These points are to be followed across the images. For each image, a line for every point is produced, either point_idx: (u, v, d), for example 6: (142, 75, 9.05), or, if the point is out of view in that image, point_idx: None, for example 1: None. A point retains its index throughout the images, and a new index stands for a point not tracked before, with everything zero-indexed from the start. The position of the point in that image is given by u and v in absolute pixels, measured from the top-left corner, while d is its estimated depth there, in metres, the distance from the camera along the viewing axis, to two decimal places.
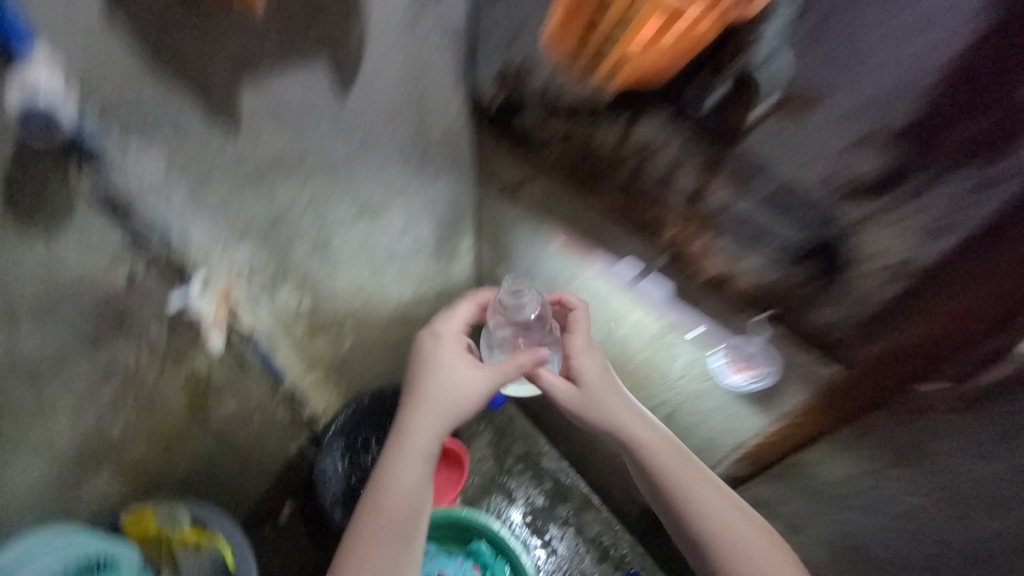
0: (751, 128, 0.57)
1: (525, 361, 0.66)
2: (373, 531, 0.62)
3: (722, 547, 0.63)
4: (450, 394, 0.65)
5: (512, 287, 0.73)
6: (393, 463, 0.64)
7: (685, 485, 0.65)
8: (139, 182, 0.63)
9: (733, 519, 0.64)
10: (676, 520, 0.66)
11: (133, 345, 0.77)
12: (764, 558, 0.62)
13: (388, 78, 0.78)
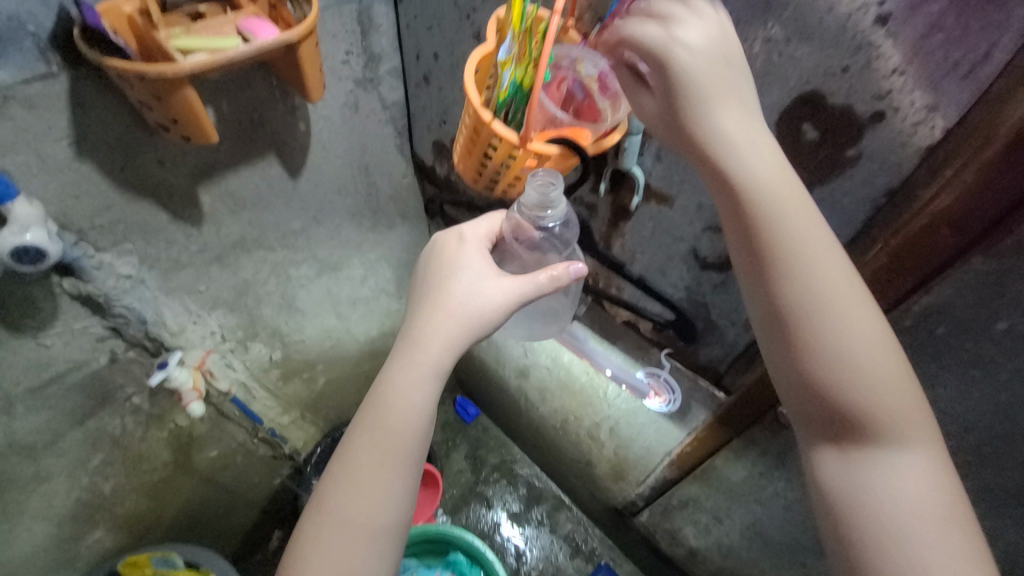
0: (631, 215, 0.66)
1: (561, 274, 0.46)
2: (363, 457, 0.41)
3: (842, 364, 0.38)
4: (471, 297, 0.45)
5: (539, 183, 0.46)
6: (395, 378, 0.43)
7: (799, 253, 0.38)
8: (113, 281, 0.72)
9: (865, 327, 0.38)
10: (776, 309, 0.40)
11: (118, 413, 0.85)
12: (898, 394, 0.39)
13: (334, 161, 0.89)
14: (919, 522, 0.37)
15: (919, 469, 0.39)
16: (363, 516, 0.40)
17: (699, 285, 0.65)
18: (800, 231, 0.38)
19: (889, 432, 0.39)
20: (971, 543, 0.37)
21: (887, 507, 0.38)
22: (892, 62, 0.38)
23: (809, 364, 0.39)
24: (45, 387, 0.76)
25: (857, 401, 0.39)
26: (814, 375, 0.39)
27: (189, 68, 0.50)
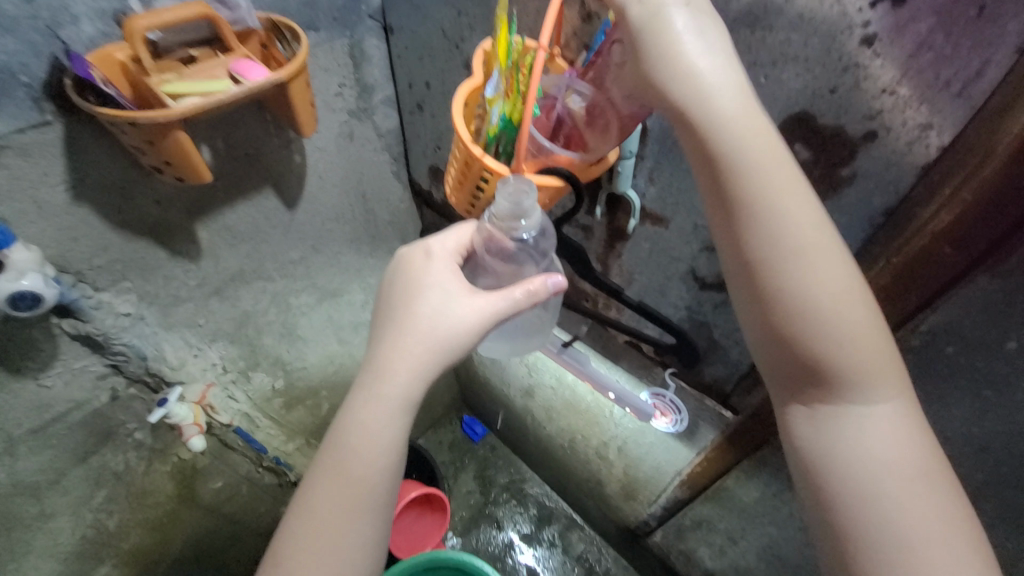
0: (628, 236, 0.65)
1: (538, 288, 0.43)
2: (324, 505, 0.41)
3: (808, 312, 0.37)
4: (439, 320, 0.42)
5: (511, 190, 0.43)
6: (355, 422, 0.42)
7: (758, 197, 0.37)
8: (112, 320, 0.74)
9: (831, 269, 0.37)
10: (741, 257, 0.38)
11: (121, 449, 0.85)
12: (868, 341, 0.37)
13: (332, 190, 0.89)
14: (887, 470, 0.36)
15: (889, 418, 0.38)
16: (326, 565, 0.40)
17: (700, 305, 0.64)
18: (757, 177, 0.37)
19: (858, 381, 0.37)
20: (943, 492, 0.36)
21: (858, 458, 0.37)
22: (880, 81, 0.37)
23: (773, 313, 0.38)
24: (47, 427, 0.77)
25: (824, 350, 0.37)
26: (778, 323, 0.38)
27: (177, 113, 0.50)
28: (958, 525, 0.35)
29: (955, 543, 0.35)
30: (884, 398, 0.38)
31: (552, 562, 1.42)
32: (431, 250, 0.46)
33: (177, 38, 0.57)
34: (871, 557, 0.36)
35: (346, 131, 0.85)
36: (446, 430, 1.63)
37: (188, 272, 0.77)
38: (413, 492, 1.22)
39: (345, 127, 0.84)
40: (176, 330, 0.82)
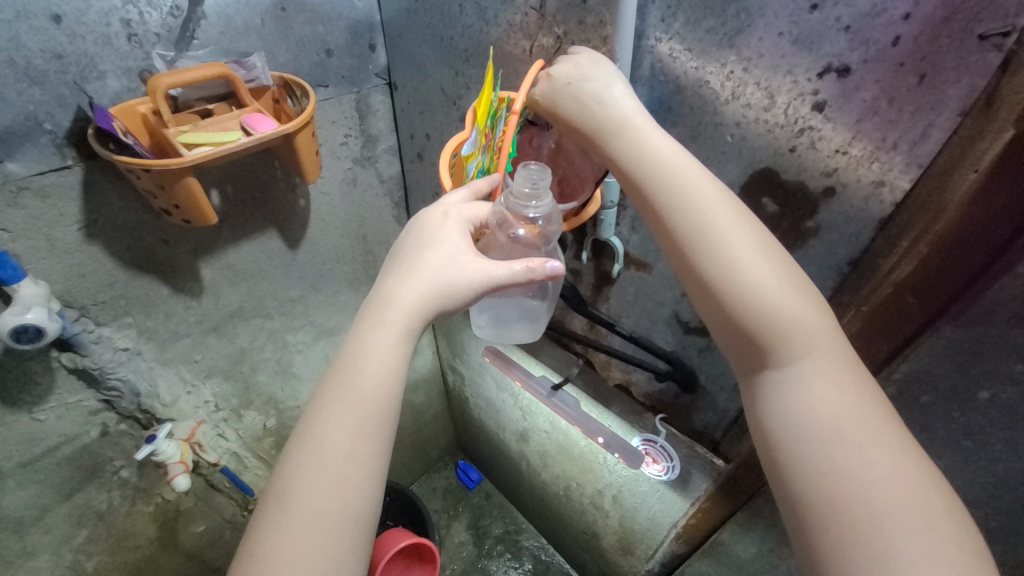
0: (615, 280, 0.67)
1: (537, 267, 0.43)
2: (330, 433, 0.40)
3: (735, 288, 0.37)
4: (445, 268, 0.44)
5: (529, 173, 0.45)
6: (363, 347, 0.43)
7: (671, 183, 0.40)
8: (110, 354, 0.74)
9: (753, 239, 0.38)
10: (667, 240, 0.41)
11: (105, 488, 0.84)
12: (796, 312, 0.37)
13: (334, 231, 0.93)
14: (832, 441, 0.35)
15: (832, 384, 0.36)
16: (321, 489, 0.39)
17: (685, 349, 0.64)
18: (671, 170, 0.40)
19: (791, 352, 0.37)
20: (895, 456, 0.34)
21: (801, 432, 0.36)
22: (834, 142, 0.40)
23: (703, 296, 0.39)
24: (34, 461, 0.75)
25: (751, 322, 0.37)
26: (706, 302, 0.39)
27: (189, 160, 0.54)
28: (912, 494, 0.33)
29: (914, 508, 0.32)
30: (824, 368, 0.36)
31: None
32: (444, 212, 0.47)
33: (197, 94, 0.62)
34: (831, 536, 0.34)
35: (350, 177, 0.90)
36: (441, 476, 1.63)
37: (189, 307, 0.79)
38: (403, 542, 1.16)
39: (349, 173, 0.89)
40: (174, 365, 0.83)
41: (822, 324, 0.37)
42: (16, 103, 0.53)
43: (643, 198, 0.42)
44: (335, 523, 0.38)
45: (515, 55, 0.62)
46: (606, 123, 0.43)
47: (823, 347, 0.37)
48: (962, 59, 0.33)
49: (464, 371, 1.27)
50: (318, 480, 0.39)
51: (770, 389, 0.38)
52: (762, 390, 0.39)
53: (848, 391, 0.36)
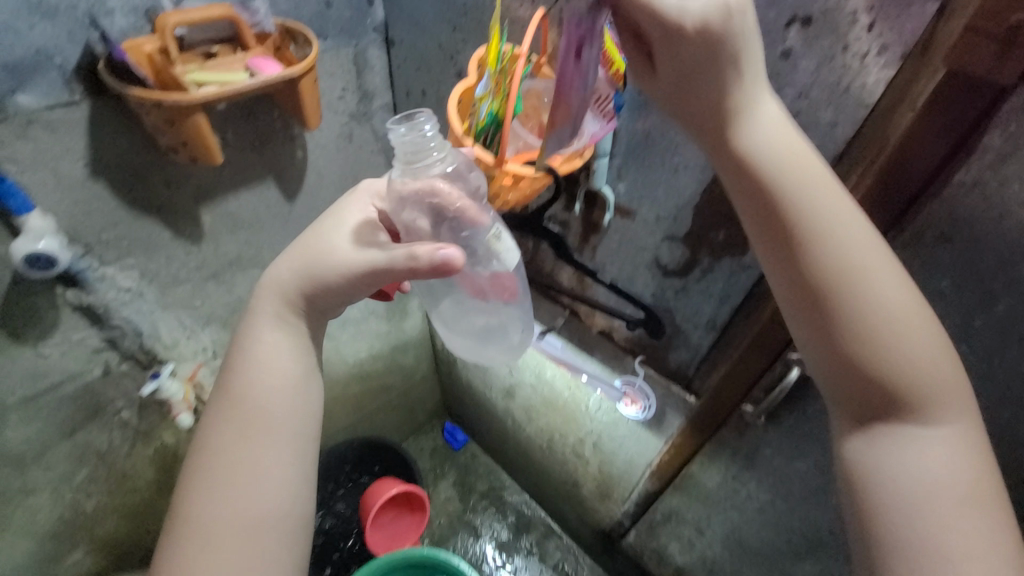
0: (601, 229, 0.72)
1: (419, 253, 0.44)
2: (223, 433, 0.50)
3: (886, 341, 0.42)
4: (325, 263, 0.49)
5: (406, 130, 0.47)
6: (254, 353, 0.52)
7: (824, 221, 0.41)
8: (114, 293, 0.76)
9: (900, 294, 0.42)
10: (792, 273, 0.43)
11: (106, 428, 0.87)
12: (946, 380, 0.42)
13: (332, 186, 0.96)
14: (947, 486, 0.41)
15: (961, 448, 0.42)
16: (218, 479, 0.48)
17: (663, 292, 0.70)
18: (826, 221, 0.42)
19: (933, 411, 0.42)
20: (999, 512, 0.41)
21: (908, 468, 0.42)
22: (797, 88, 0.46)
23: (850, 336, 0.42)
24: (39, 398, 0.77)
25: (900, 373, 0.42)
26: (848, 341, 0.42)
27: (198, 98, 0.57)
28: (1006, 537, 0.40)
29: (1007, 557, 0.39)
30: (954, 433, 0.43)
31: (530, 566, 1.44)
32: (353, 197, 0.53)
33: (202, 35, 0.64)
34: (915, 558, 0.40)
35: (347, 132, 0.92)
36: (429, 437, 1.69)
37: (189, 253, 0.82)
38: (393, 490, 1.22)
39: (346, 128, 0.91)
40: (175, 311, 0.86)
41: (954, 399, 0.43)
42: (26, 35, 0.55)
43: (772, 225, 0.43)
44: (226, 521, 0.46)
45: (515, 10, 0.65)
46: (744, 123, 0.42)
47: (956, 418, 0.42)
48: (905, 8, 0.39)
49: None
50: (212, 477, 0.48)
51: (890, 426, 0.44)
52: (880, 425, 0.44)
53: (967, 460, 0.42)
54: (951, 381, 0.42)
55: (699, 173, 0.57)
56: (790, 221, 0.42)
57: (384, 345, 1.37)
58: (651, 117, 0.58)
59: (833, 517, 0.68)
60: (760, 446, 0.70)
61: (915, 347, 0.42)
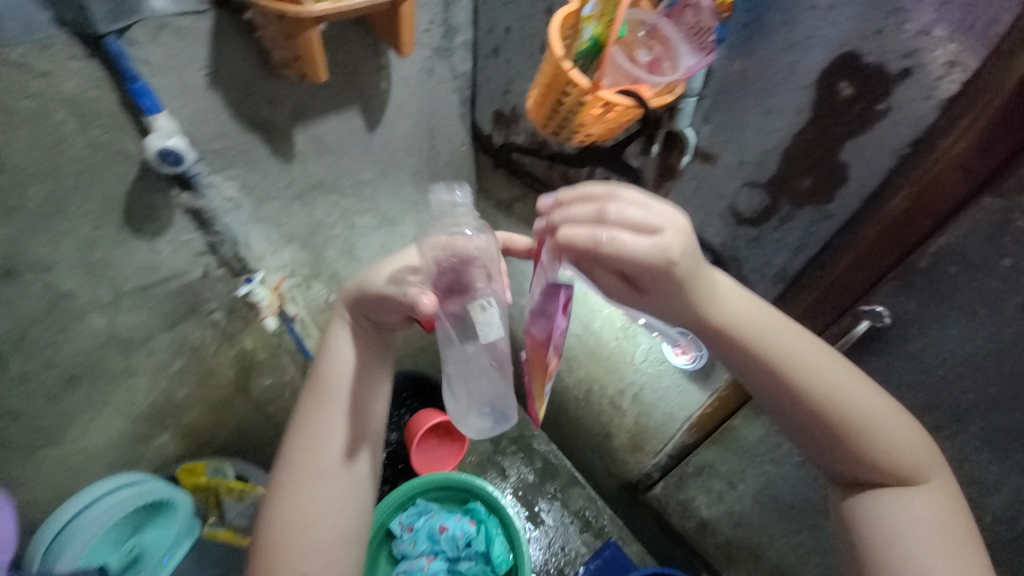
0: (678, 174, 0.72)
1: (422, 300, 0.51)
2: (308, 407, 0.65)
3: (857, 441, 0.54)
4: (378, 284, 0.61)
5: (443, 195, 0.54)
6: (331, 349, 0.66)
7: (797, 366, 0.53)
8: (219, 201, 0.83)
9: (867, 402, 0.53)
10: (768, 403, 0.56)
11: (200, 325, 0.98)
12: (904, 450, 0.54)
13: (408, 120, 0.99)
14: (928, 530, 0.53)
15: (928, 503, 0.54)
16: (305, 442, 0.63)
17: (734, 242, 0.71)
18: (791, 349, 0.53)
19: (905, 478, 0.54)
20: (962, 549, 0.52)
21: (898, 524, 0.53)
22: (918, 24, 0.46)
23: (829, 442, 0.55)
24: (149, 289, 0.87)
25: (878, 452, 0.54)
26: (826, 443, 0.55)
27: (319, 11, 0.60)
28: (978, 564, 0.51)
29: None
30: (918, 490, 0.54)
31: (554, 508, 1.50)
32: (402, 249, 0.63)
33: None
34: None
35: (428, 67, 0.95)
36: None
37: (281, 171, 0.88)
38: (436, 419, 1.31)
39: (428, 62, 0.94)
40: (263, 225, 0.93)
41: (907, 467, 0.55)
42: None
43: (743, 371, 0.56)
44: (308, 467, 0.62)
45: None
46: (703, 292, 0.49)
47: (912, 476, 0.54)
48: None
49: None
50: (301, 440, 0.63)
51: (880, 496, 0.55)
52: (865, 493, 0.56)
53: (932, 509, 0.53)
54: (903, 450, 0.54)
55: (795, 116, 0.57)
56: (768, 354, 0.53)
57: None
58: (752, 56, 0.57)
59: None
60: None
61: (878, 434, 0.54)
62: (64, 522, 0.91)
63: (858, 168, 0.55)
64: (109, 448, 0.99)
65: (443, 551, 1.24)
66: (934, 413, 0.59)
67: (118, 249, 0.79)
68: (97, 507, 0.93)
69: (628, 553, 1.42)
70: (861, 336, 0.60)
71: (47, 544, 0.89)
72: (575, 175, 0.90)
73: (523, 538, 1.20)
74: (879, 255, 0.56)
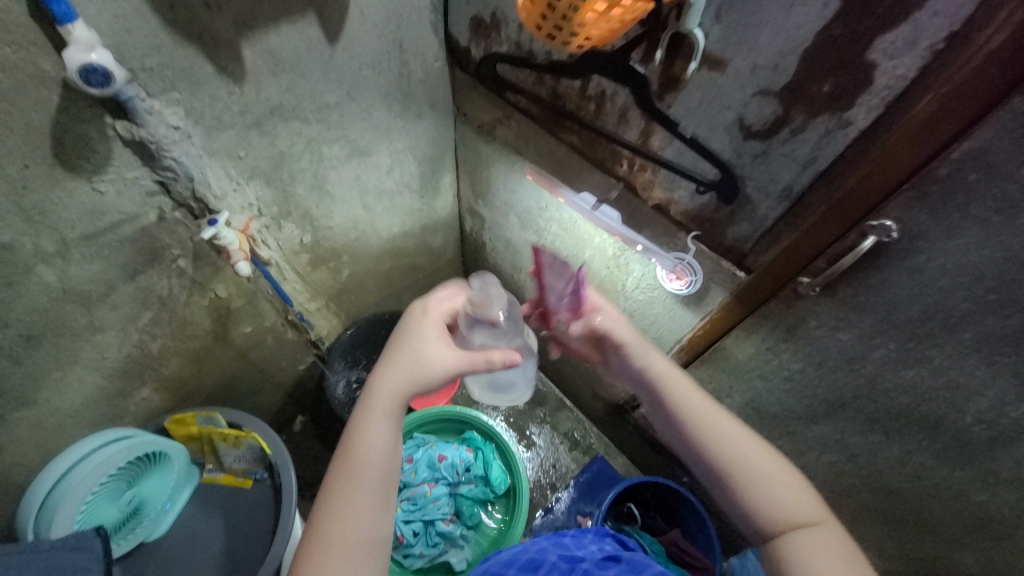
0: (683, 83, 0.66)
1: (498, 360, 0.66)
2: (338, 495, 0.61)
3: (766, 492, 0.63)
4: (421, 356, 0.67)
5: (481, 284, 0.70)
6: (363, 425, 0.65)
7: (713, 424, 0.66)
8: (164, 130, 0.73)
9: (764, 460, 0.64)
10: (690, 455, 0.68)
11: (165, 274, 0.91)
12: (764, 466, 0.64)
13: (375, 31, 0.87)
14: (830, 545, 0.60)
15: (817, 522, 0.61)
16: (341, 518, 0.59)
17: (739, 158, 0.68)
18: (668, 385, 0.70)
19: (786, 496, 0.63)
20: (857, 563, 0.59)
21: (803, 559, 0.59)
22: None
23: (737, 491, 0.64)
24: (99, 236, 0.78)
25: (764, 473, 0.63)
26: (735, 486, 0.64)
27: None
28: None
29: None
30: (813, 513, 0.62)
31: (544, 431, 1.57)
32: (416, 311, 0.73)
33: None
34: None
35: None
36: None
37: (234, 93, 0.77)
38: None
39: None
40: (221, 160, 0.84)
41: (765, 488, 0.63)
42: None
43: (668, 422, 0.69)
44: (344, 542, 0.58)
45: None
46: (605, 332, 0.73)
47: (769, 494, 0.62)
48: None
49: (483, 212, 1.29)
50: (335, 513, 0.60)
51: (788, 525, 0.61)
52: (776, 539, 0.62)
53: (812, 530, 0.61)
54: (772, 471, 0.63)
55: (820, 9, 0.51)
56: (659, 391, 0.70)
57: (415, 224, 1.31)
58: None
59: (857, 381, 0.73)
60: (807, 317, 0.73)
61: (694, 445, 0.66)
62: (57, 475, 0.87)
63: (884, 68, 0.51)
64: (85, 408, 0.94)
65: (443, 478, 1.27)
66: (927, 322, 0.61)
67: (53, 190, 0.69)
68: (86, 472, 0.88)
69: (614, 466, 1.52)
70: (867, 251, 0.60)
71: (41, 498, 0.85)
72: (565, 90, 0.82)
73: (520, 460, 1.28)
74: (895, 164, 0.54)
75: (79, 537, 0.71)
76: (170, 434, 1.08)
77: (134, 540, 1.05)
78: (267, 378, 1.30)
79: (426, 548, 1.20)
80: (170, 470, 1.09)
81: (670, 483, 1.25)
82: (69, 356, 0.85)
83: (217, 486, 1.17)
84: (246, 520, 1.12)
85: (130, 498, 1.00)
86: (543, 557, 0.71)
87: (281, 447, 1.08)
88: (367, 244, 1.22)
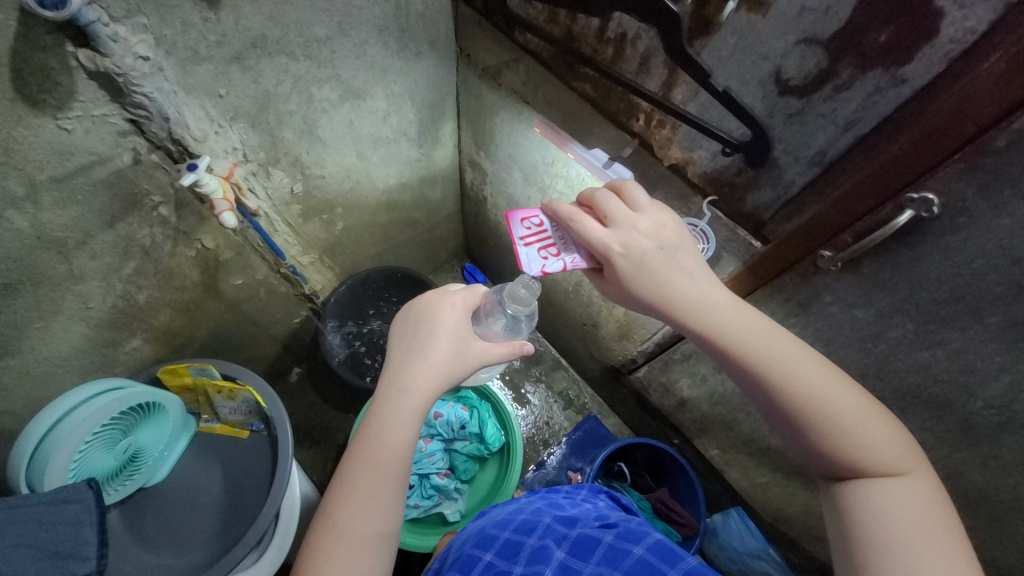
0: (717, 27, 0.59)
1: (518, 350, 0.71)
2: (358, 484, 0.60)
3: (839, 442, 0.59)
4: (451, 354, 0.66)
5: (523, 284, 0.69)
6: (381, 419, 0.62)
7: (778, 368, 0.60)
8: (132, 61, 0.66)
9: (838, 395, 0.59)
10: (759, 398, 0.63)
11: (147, 222, 0.87)
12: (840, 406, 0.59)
13: None
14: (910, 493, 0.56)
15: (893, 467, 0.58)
16: (358, 505, 0.59)
17: (771, 116, 0.62)
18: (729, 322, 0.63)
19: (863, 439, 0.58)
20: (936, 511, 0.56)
21: (872, 511, 0.57)
22: None
23: (811, 435, 0.60)
24: (70, 179, 0.72)
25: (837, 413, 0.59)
26: (806, 428, 0.60)
27: None
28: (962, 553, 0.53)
29: (950, 533, 0.54)
30: (891, 454, 0.58)
31: (539, 389, 1.59)
32: (439, 301, 0.69)
33: None
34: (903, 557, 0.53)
35: None
36: (448, 275, 1.72)
37: (212, 20, 0.68)
38: None
39: None
40: (200, 97, 0.76)
41: (837, 432, 0.59)
42: None
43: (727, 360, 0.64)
44: (361, 530, 0.59)
45: None
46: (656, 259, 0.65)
47: (843, 438, 0.58)
48: None
49: (485, 165, 1.21)
50: (351, 499, 0.59)
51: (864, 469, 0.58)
52: (847, 487, 0.60)
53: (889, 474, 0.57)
54: (847, 412, 0.59)
55: None
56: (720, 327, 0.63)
57: (413, 175, 1.23)
58: None
59: (867, 359, 0.71)
60: (822, 292, 0.69)
61: (765, 382, 0.61)
62: (32, 445, 0.84)
63: (953, 19, 0.45)
64: (74, 358, 0.92)
65: (438, 434, 1.29)
66: (953, 304, 0.58)
67: (16, 128, 0.63)
68: (79, 421, 0.87)
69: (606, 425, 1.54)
70: (901, 226, 0.56)
71: (24, 468, 0.82)
72: (583, 29, 0.74)
73: (514, 419, 1.29)
74: (946, 134, 0.48)
75: (71, 489, 0.70)
76: (166, 383, 1.07)
77: (133, 488, 1.07)
78: (260, 331, 1.28)
79: (420, 499, 1.22)
80: (167, 420, 1.09)
81: (661, 445, 1.25)
82: (50, 306, 0.82)
83: (214, 435, 1.18)
84: (244, 469, 1.13)
85: (127, 449, 1.00)
86: (538, 520, 0.72)
87: (276, 401, 1.07)
88: (360, 195, 1.16)
